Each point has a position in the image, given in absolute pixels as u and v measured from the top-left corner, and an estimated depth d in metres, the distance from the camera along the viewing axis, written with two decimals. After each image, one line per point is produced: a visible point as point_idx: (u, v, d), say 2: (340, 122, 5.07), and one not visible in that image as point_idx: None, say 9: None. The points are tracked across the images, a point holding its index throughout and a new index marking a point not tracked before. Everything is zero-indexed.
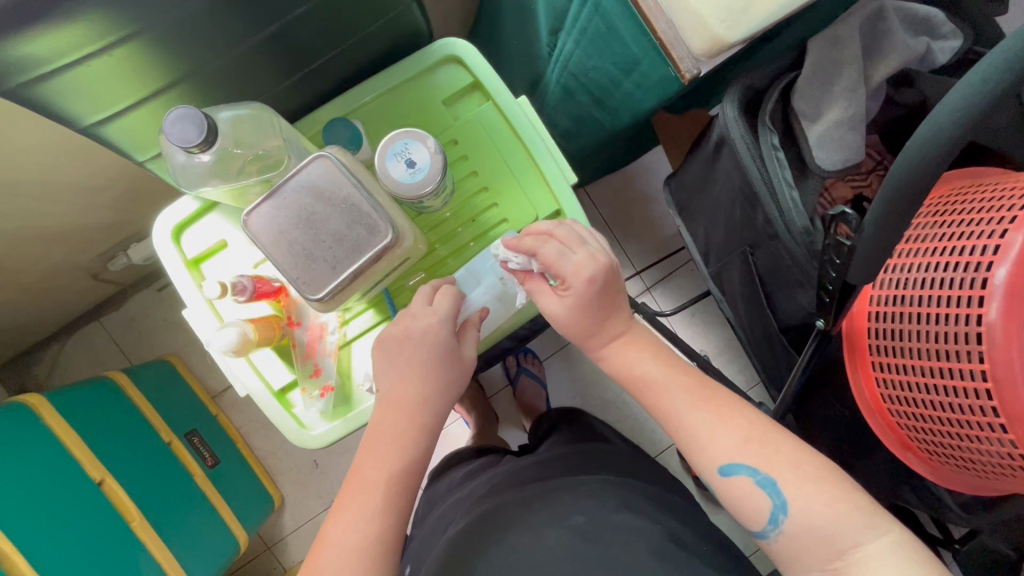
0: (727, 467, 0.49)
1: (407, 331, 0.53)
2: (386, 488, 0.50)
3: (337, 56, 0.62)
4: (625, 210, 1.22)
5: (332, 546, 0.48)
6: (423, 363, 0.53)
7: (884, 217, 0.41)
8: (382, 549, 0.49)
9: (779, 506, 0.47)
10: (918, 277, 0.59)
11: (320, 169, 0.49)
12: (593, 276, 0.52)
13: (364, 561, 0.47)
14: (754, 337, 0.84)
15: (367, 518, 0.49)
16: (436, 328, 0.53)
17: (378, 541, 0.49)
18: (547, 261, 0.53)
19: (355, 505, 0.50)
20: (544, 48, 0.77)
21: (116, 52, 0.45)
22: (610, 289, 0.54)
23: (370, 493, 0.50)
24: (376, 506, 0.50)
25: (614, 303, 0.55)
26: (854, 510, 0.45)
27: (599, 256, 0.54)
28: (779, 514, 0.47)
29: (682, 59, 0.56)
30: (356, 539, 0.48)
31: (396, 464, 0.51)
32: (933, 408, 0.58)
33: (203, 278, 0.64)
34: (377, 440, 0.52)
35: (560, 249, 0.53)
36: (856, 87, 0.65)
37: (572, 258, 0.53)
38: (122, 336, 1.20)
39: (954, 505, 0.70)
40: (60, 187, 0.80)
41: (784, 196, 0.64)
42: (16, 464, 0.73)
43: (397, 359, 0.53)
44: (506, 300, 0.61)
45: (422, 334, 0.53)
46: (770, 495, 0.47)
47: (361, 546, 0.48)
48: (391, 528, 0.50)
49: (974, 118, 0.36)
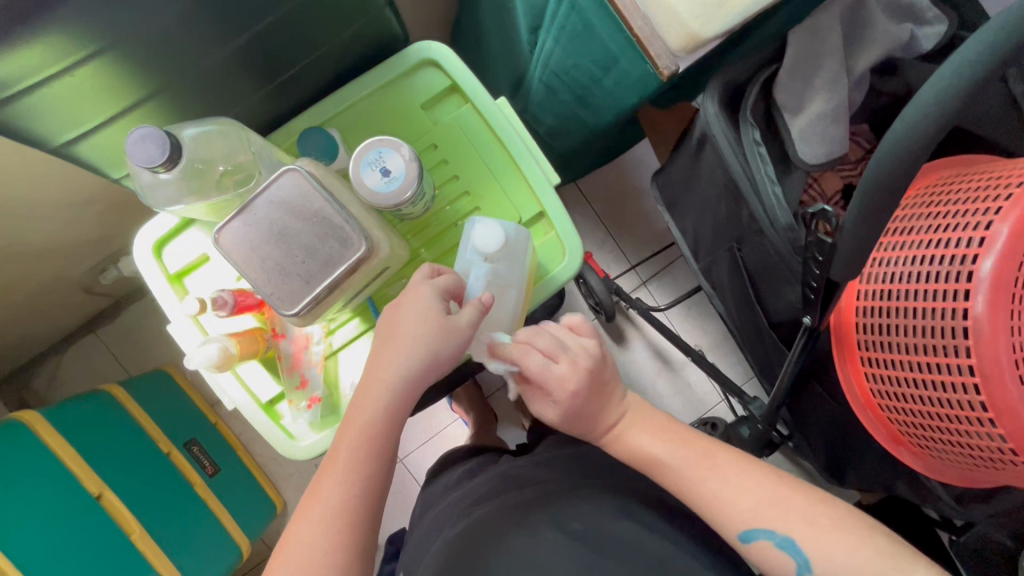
0: (747, 533, 0.51)
1: (404, 309, 0.52)
2: (347, 457, 0.49)
3: (311, 63, 0.61)
4: (617, 204, 1.21)
5: (301, 522, 0.48)
6: (414, 342, 0.50)
7: (862, 216, 0.41)
8: (352, 520, 0.48)
9: (803, 566, 0.50)
10: (905, 272, 0.58)
11: (290, 183, 0.49)
12: (577, 387, 0.54)
13: (329, 537, 0.47)
14: (745, 332, 0.83)
15: (330, 487, 0.48)
16: (414, 296, 0.52)
17: (343, 512, 0.48)
18: (534, 375, 0.54)
19: (324, 479, 0.49)
20: (525, 47, 0.76)
21: (82, 69, 0.44)
22: (596, 393, 0.57)
23: (334, 460, 0.50)
24: (339, 475, 0.49)
25: (600, 388, 0.57)
26: (873, 556, 0.48)
27: (581, 361, 0.56)
28: (803, 572, 0.50)
29: (660, 55, 0.56)
30: (336, 516, 0.48)
31: (359, 432, 0.50)
32: (921, 403, 0.58)
33: (186, 292, 0.63)
34: (349, 417, 0.51)
35: (543, 362, 0.54)
36: (838, 78, 0.64)
37: (555, 368, 0.54)
38: (118, 348, 1.20)
39: (948, 498, 0.69)
40: (43, 205, 0.80)
41: (767, 191, 0.63)
42: (14, 484, 0.73)
43: (379, 358, 0.51)
44: (502, 282, 0.57)
45: (405, 319, 0.51)
46: (790, 554, 0.50)
47: (325, 516, 0.47)
48: (357, 497, 0.49)
49: (947, 112, 0.35)
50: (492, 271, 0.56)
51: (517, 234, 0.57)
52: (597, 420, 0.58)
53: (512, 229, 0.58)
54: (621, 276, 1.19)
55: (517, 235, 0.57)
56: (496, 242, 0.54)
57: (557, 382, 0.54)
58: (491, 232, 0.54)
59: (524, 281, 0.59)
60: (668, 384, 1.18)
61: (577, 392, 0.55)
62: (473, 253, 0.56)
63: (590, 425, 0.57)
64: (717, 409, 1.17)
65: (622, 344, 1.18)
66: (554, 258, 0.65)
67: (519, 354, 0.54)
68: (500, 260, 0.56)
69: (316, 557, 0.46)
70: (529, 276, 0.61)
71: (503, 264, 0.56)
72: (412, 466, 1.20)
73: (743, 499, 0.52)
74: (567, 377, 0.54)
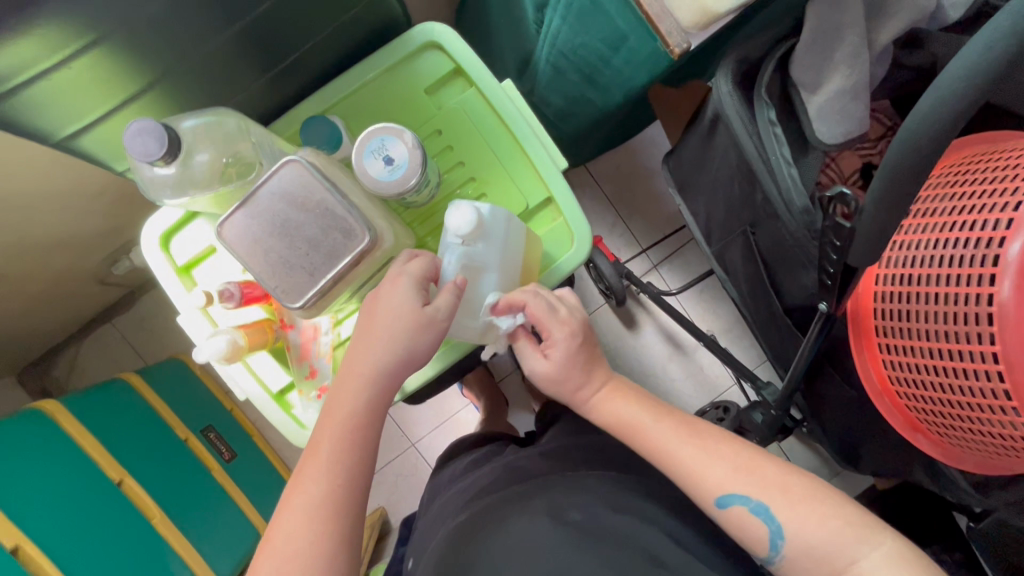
0: (722, 499, 0.51)
1: (380, 302, 0.51)
2: (330, 448, 0.50)
3: (312, 49, 0.60)
4: (629, 186, 1.19)
5: (286, 513, 0.48)
6: (393, 337, 0.50)
7: (882, 197, 0.39)
8: (337, 510, 0.48)
9: (775, 532, 0.50)
10: (927, 255, 0.56)
11: (290, 174, 0.48)
12: (574, 333, 0.55)
13: (315, 527, 0.47)
14: (759, 317, 0.81)
15: (314, 479, 0.49)
16: (394, 286, 0.50)
17: (328, 502, 0.48)
18: (536, 319, 0.54)
19: (306, 470, 0.49)
20: (531, 25, 0.73)
21: (79, 61, 0.43)
22: (590, 361, 0.57)
23: (315, 453, 0.50)
24: (323, 466, 0.49)
25: (592, 350, 0.58)
26: (842, 527, 0.48)
27: (576, 314, 0.57)
28: (777, 540, 0.50)
29: (670, 32, 0.56)
30: (315, 503, 0.48)
31: (340, 424, 0.50)
32: (942, 390, 0.56)
33: (195, 284, 0.63)
34: (331, 410, 0.51)
35: (546, 307, 0.55)
36: (859, 51, 0.60)
37: (556, 317, 0.55)
38: (134, 336, 1.22)
39: (968, 486, 0.67)
40: (56, 198, 0.80)
41: (783, 173, 0.61)
42: (37, 471, 0.75)
43: (366, 346, 0.51)
44: (481, 264, 0.54)
45: (391, 311, 0.50)
46: (764, 521, 0.50)
47: (309, 506, 0.48)
48: (342, 486, 0.49)
49: (979, 86, 0.33)
50: (468, 254, 0.53)
51: (494, 214, 0.54)
52: (585, 381, 0.57)
53: (489, 211, 0.54)
54: (631, 260, 1.17)
55: (493, 216, 0.53)
56: (468, 224, 0.50)
57: (558, 327, 0.55)
58: (463, 213, 0.50)
59: (507, 265, 0.55)
60: (680, 369, 1.17)
61: (573, 338, 0.55)
62: (448, 236, 0.53)
63: (576, 382, 0.57)
64: (729, 393, 1.16)
65: (632, 328, 1.17)
66: (562, 245, 0.64)
67: (525, 300, 0.54)
68: (476, 243, 0.52)
69: (302, 547, 0.46)
70: (519, 260, 0.57)
71: (479, 246, 0.53)
72: (423, 451, 1.21)
73: (718, 467, 0.52)
74: (563, 324, 0.55)
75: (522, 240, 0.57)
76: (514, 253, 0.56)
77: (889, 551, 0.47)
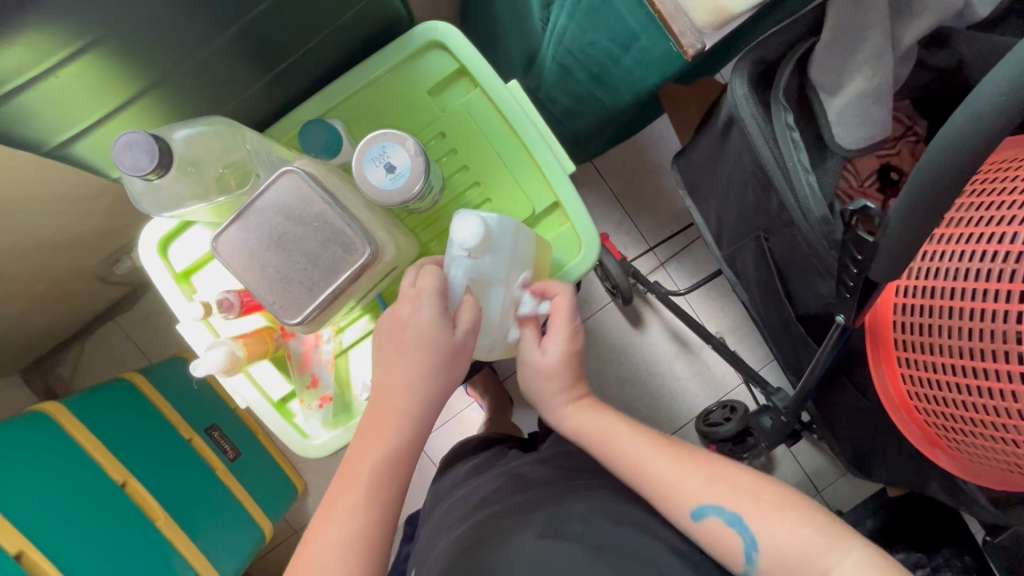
0: (698, 510, 0.51)
1: (406, 326, 0.49)
2: (369, 480, 0.48)
3: (311, 50, 0.58)
4: (636, 183, 1.16)
5: (316, 547, 0.47)
6: (429, 364, 0.49)
7: (908, 214, 0.37)
8: (371, 546, 0.47)
9: (749, 543, 0.50)
10: (949, 268, 0.54)
11: (287, 185, 0.46)
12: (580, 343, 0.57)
13: (347, 562, 0.46)
14: (771, 323, 0.79)
15: (350, 511, 0.48)
16: (421, 311, 0.48)
17: (361, 537, 0.47)
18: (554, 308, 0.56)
19: (340, 501, 0.48)
20: (537, 23, 0.70)
21: (68, 68, 0.41)
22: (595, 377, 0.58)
23: (352, 485, 0.49)
24: (359, 500, 0.48)
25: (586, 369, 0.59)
26: (813, 534, 0.48)
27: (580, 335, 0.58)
28: (751, 551, 0.50)
29: (683, 33, 0.53)
30: (345, 536, 0.47)
31: (379, 457, 0.49)
32: (962, 408, 0.54)
33: (194, 291, 0.62)
34: (366, 440, 0.50)
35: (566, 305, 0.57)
36: (881, 52, 0.57)
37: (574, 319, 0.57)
38: (138, 335, 1.22)
39: (985, 502, 0.65)
40: (55, 201, 0.79)
41: (800, 180, 0.59)
42: (41, 476, 0.75)
43: (394, 371, 0.50)
44: (489, 277, 0.51)
45: (421, 337, 0.49)
46: (737, 530, 0.50)
47: (343, 541, 0.46)
48: (376, 522, 0.48)
49: (1021, 101, 0.30)
50: (475, 268, 0.50)
51: (502, 224, 0.50)
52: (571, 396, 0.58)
53: (496, 220, 0.51)
54: (638, 258, 1.15)
55: (502, 226, 0.50)
56: (474, 238, 0.47)
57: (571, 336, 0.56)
58: (469, 226, 0.48)
59: (516, 273, 0.53)
60: (686, 368, 1.15)
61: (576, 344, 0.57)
62: (453, 248, 0.50)
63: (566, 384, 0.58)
64: (737, 392, 1.14)
65: (638, 327, 1.15)
66: (569, 251, 0.62)
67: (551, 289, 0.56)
68: (484, 256, 0.50)
69: None
70: (529, 266, 0.55)
71: (486, 258, 0.50)
72: (427, 449, 1.20)
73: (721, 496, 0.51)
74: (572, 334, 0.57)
75: (532, 244, 0.55)
76: (524, 259, 0.53)
77: (857, 556, 0.47)
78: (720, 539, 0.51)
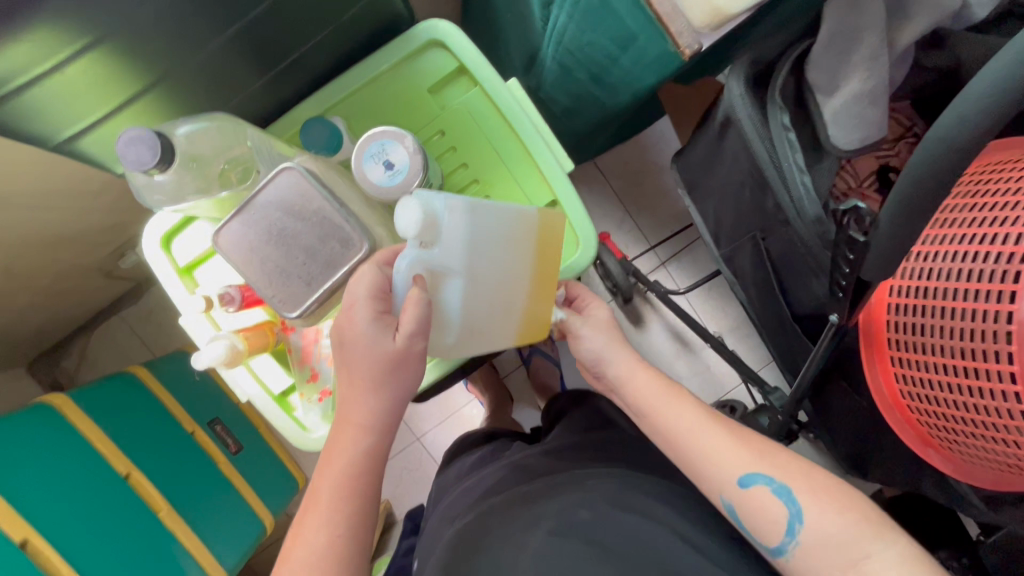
0: (745, 477, 0.50)
1: (351, 342, 0.47)
2: (329, 498, 0.49)
3: (314, 47, 0.59)
4: (636, 182, 1.16)
5: (286, 566, 0.48)
6: (374, 376, 0.47)
7: (897, 217, 0.37)
8: (343, 559, 0.48)
9: (794, 514, 0.48)
10: (943, 268, 0.55)
11: (287, 182, 0.47)
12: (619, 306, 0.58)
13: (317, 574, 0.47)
14: (767, 322, 0.80)
15: (314, 529, 0.48)
16: (355, 323, 0.45)
17: (329, 553, 0.48)
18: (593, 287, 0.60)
19: (306, 520, 0.49)
20: (537, 22, 0.70)
21: (74, 65, 0.42)
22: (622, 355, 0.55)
23: (315, 505, 0.49)
24: (322, 518, 0.49)
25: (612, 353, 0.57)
26: (862, 521, 0.47)
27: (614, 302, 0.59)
28: (796, 522, 0.48)
29: (681, 33, 0.54)
30: (313, 553, 0.47)
31: (340, 473, 0.50)
32: (954, 407, 0.55)
33: (196, 285, 0.63)
34: (329, 457, 0.50)
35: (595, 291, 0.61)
36: (877, 54, 0.58)
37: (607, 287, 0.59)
38: (143, 328, 1.23)
39: (978, 501, 0.66)
40: (61, 197, 0.80)
41: (794, 180, 0.59)
42: (46, 465, 0.76)
43: (352, 388, 0.49)
44: (446, 269, 0.44)
45: (364, 348, 0.46)
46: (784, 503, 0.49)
47: (310, 560, 0.47)
48: (341, 539, 0.48)
49: (1007, 103, 0.31)
50: (424, 259, 0.43)
51: (453, 208, 0.42)
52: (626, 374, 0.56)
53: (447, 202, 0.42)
54: (639, 257, 1.16)
55: (451, 210, 0.42)
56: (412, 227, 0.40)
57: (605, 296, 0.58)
58: (407, 212, 0.40)
59: (480, 265, 0.45)
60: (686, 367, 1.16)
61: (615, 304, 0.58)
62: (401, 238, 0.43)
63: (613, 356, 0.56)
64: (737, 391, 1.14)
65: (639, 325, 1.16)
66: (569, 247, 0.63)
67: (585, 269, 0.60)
68: (432, 248, 0.42)
69: None
70: (501, 254, 0.46)
71: (438, 249, 0.43)
72: (428, 444, 1.21)
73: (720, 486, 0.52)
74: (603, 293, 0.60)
75: (507, 231, 0.46)
76: (490, 249, 0.45)
77: (902, 544, 0.44)
78: (764, 506, 0.49)
